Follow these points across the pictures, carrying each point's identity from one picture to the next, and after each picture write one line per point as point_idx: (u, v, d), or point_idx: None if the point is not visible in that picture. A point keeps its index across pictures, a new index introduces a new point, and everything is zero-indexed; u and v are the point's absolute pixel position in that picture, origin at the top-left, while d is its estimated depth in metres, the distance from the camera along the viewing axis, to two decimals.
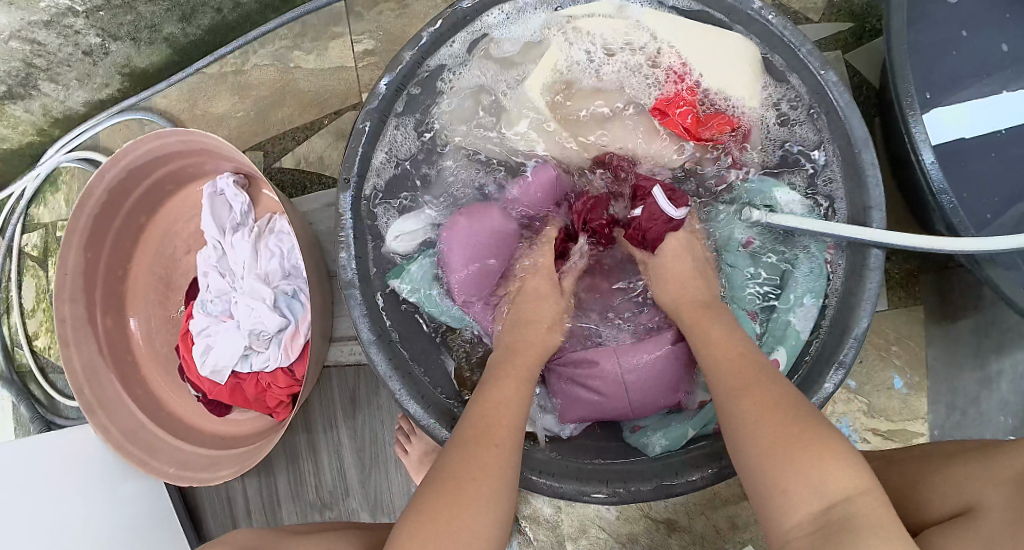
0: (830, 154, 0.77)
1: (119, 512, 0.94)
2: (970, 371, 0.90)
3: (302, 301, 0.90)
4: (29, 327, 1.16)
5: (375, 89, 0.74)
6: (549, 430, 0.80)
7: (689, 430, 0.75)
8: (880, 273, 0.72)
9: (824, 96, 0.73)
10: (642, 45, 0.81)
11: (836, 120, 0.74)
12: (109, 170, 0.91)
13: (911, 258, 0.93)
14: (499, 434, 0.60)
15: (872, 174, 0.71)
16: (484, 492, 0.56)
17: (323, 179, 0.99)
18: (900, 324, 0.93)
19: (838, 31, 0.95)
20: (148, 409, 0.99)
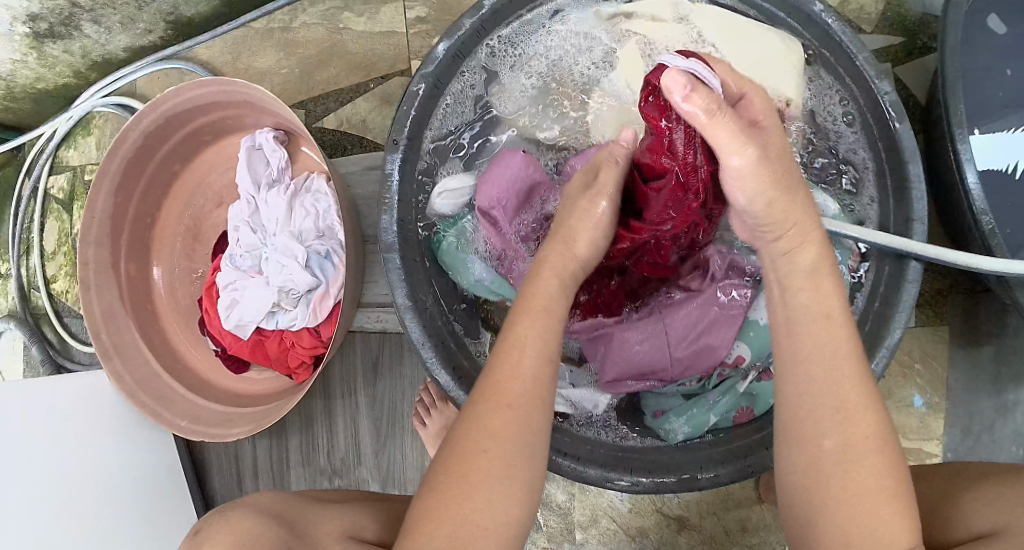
0: (874, 164, 0.75)
1: (126, 464, 0.93)
2: (987, 398, 0.89)
3: (335, 262, 0.89)
4: (48, 270, 1.15)
5: (432, 53, 0.73)
6: (574, 405, 0.76)
7: (711, 417, 0.73)
8: (919, 287, 0.69)
9: (879, 109, 0.71)
10: (699, 46, 0.79)
11: (884, 132, 0.71)
12: (150, 114, 0.90)
13: (943, 278, 0.91)
14: (516, 397, 0.54)
15: (916, 187, 0.69)
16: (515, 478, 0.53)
17: (363, 142, 0.98)
18: (927, 344, 0.92)
19: (889, 44, 0.94)
20: (163, 359, 0.97)
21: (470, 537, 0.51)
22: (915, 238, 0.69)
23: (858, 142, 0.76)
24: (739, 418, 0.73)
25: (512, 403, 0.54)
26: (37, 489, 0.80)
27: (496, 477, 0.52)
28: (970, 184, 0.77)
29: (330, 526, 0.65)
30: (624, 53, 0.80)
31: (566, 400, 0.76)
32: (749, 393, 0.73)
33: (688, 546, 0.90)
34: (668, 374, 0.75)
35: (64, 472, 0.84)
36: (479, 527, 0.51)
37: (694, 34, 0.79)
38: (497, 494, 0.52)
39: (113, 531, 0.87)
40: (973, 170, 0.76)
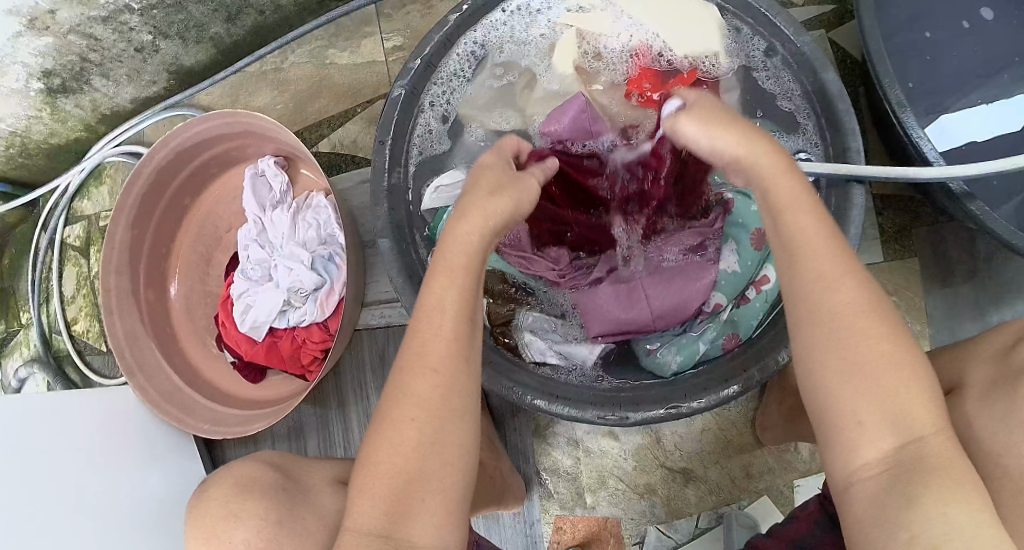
0: (811, 106, 0.82)
1: (155, 480, 0.97)
2: (971, 319, 0.97)
3: (338, 263, 0.96)
4: (68, 313, 1.23)
5: (408, 64, 0.83)
6: (567, 358, 0.83)
7: (700, 345, 0.79)
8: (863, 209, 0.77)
9: (801, 56, 0.81)
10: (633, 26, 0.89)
11: (812, 79, 0.81)
12: (162, 149, 1.00)
13: (904, 215, 1.00)
14: (436, 362, 0.56)
15: (847, 119, 0.78)
16: (441, 447, 0.55)
17: (357, 160, 1.08)
18: (899, 276, 1.00)
19: (822, 11, 1.06)
20: (184, 375, 1.04)
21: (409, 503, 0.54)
22: (854, 163, 0.78)
23: (794, 88, 0.84)
24: (727, 344, 0.79)
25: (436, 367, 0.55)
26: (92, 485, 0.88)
27: (426, 450, 0.55)
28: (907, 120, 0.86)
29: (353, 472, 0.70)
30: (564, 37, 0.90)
31: (562, 356, 0.83)
32: (731, 320, 0.80)
33: (696, 498, 0.96)
34: (650, 328, 0.82)
35: (108, 473, 0.91)
36: (416, 495, 0.54)
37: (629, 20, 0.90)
38: (439, 484, 0.55)
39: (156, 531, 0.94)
40: (906, 110, 0.86)
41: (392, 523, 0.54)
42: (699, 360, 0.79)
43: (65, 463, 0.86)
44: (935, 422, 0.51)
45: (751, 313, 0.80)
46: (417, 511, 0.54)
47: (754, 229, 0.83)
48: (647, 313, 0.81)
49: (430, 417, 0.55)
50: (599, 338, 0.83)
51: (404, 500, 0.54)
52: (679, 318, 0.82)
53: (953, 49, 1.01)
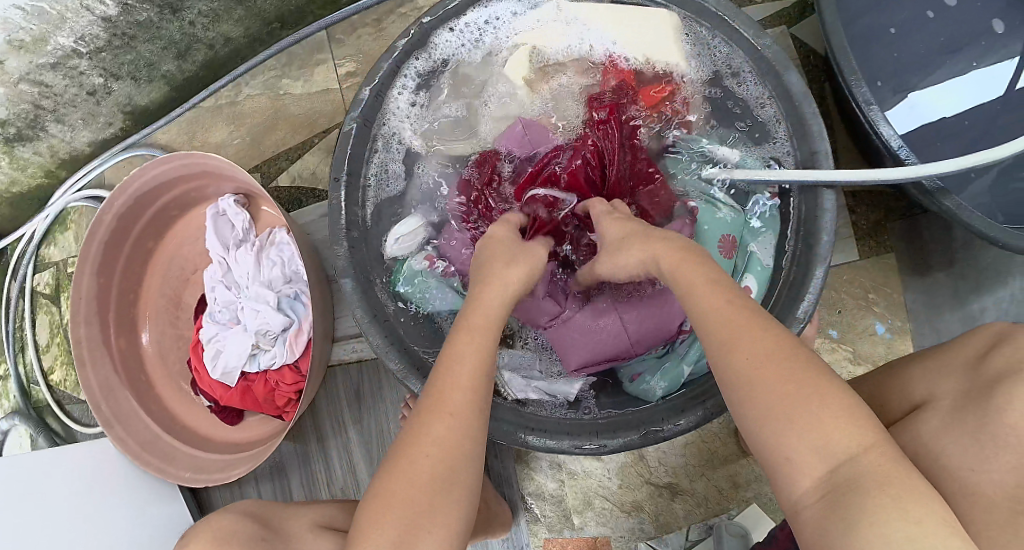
0: (774, 114, 0.81)
1: (138, 531, 0.96)
2: (951, 311, 0.97)
3: (304, 301, 0.95)
4: (44, 362, 1.21)
5: (358, 96, 0.81)
6: (550, 395, 0.80)
7: (684, 368, 0.78)
8: (833, 213, 0.76)
9: (762, 60, 0.79)
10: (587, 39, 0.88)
11: (775, 80, 0.79)
12: (120, 195, 0.98)
13: (878, 210, 1.00)
14: (455, 405, 0.58)
15: (813, 123, 0.77)
16: (452, 477, 0.56)
17: (318, 193, 1.05)
18: (876, 273, 1.00)
19: (782, 7, 1.03)
20: (162, 421, 1.03)
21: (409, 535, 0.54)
22: (822, 167, 0.77)
23: (757, 93, 0.82)
24: (710, 363, 0.77)
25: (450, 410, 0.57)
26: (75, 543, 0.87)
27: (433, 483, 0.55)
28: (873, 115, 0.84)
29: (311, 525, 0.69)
30: (515, 53, 0.88)
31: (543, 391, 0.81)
32: None
33: (684, 512, 0.95)
34: (631, 353, 0.80)
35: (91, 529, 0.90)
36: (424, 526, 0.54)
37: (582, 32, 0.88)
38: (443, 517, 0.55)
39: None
40: (873, 105, 0.84)
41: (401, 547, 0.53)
42: (684, 384, 0.78)
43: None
44: (869, 440, 0.53)
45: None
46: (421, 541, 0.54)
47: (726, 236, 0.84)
48: (625, 339, 0.79)
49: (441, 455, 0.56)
50: (578, 371, 0.80)
51: (413, 529, 0.54)
52: (661, 338, 0.80)
53: (920, 37, 0.98)
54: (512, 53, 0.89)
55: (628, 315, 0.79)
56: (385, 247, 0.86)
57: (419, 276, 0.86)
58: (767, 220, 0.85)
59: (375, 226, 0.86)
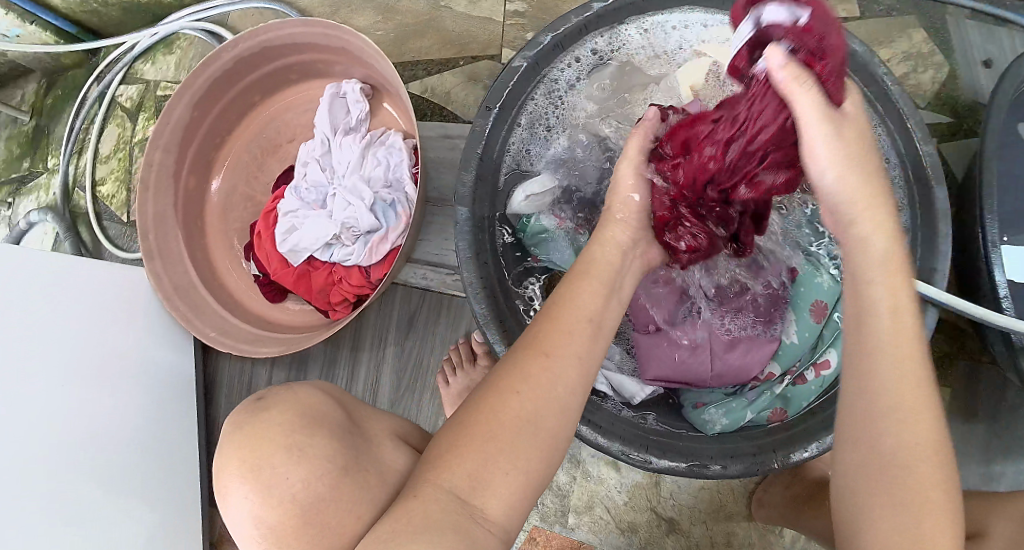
0: (907, 222, 0.79)
1: (138, 366, 0.94)
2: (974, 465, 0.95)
3: (398, 212, 0.91)
4: (98, 172, 1.17)
5: (537, 38, 0.79)
6: (616, 390, 0.82)
7: (748, 413, 0.78)
8: (930, 333, 0.72)
9: (920, 169, 0.76)
10: None
11: (923, 189, 0.76)
12: (247, 40, 0.95)
13: (951, 342, 0.96)
14: (557, 348, 0.56)
15: (944, 241, 0.75)
16: (538, 429, 0.53)
17: (444, 113, 1.01)
18: None
19: (938, 121, 0.99)
20: (202, 272, 1.00)
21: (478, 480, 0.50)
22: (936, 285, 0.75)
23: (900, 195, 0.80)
24: (774, 418, 0.77)
25: (553, 355, 0.56)
26: (87, 361, 0.86)
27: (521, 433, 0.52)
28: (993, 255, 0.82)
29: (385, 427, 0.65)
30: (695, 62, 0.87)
31: (615, 387, 0.82)
32: (783, 396, 0.79)
33: None
34: (705, 383, 0.82)
35: (102, 351, 0.88)
36: (491, 473, 0.51)
37: None
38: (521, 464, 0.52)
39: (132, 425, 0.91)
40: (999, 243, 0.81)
41: (470, 490, 0.50)
42: (745, 426, 0.77)
43: (66, 329, 0.83)
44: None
45: (804, 394, 0.78)
46: (486, 489, 0.50)
47: (818, 301, 0.82)
48: (708, 374, 0.81)
49: (536, 398, 0.54)
50: (651, 382, 0.82)
51: (486, 468, 0.51)
52: (735, 380, 0.81)
53: None
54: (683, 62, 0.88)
55: (718, 347, 0.82)
56: (509, 201, 0.86)
57: (537, 234, 0.88)
58: None
59: (503, 175, 0.84)
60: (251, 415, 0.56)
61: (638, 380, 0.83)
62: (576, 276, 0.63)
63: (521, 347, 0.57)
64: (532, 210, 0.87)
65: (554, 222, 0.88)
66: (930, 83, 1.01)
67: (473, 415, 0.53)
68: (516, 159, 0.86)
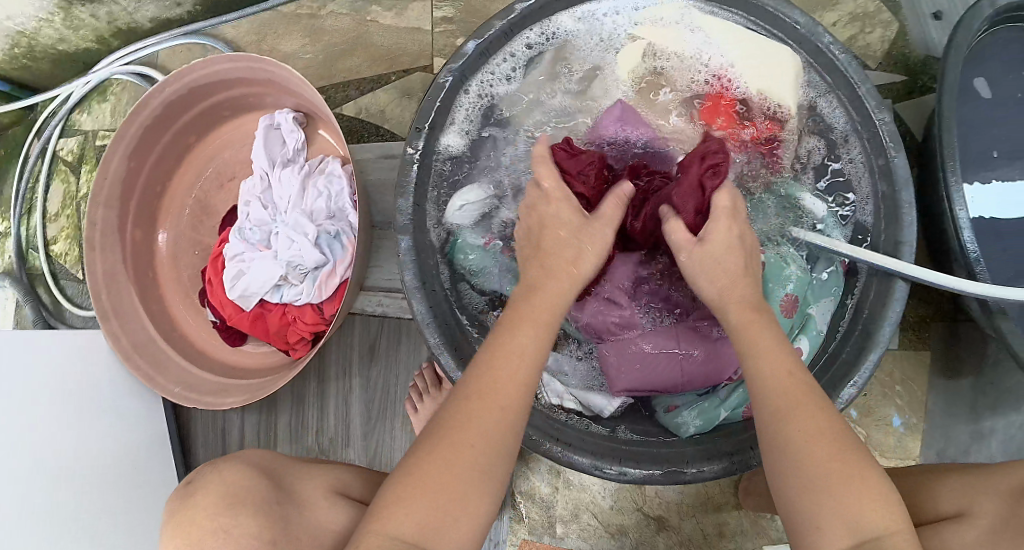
0: (870, 191, 0.78)
1: (109, 427, 0.93)
2: (963, 424, 0.93)
3: (344, 243, 0.89)
4: (49, 231, 1.15)
5: (461, 48, 0.76)
6: (584, 406, 0.81)
7: (721, 411, 0.76)
8: (902, 308, 0.73)
9: (875, 137, 0.75)
10: (702, 53, 0.84)
11: (880, 159, 0.75)
12: (172, 84, 0.92)
13: (927, 305, 0.96)
14: (498, 395, 0.56)
15: (908, 212, 0.73)
16: (485, 475, 0.54)
17: (381, 131, 0.98)
18: (908, 366, 0.96)
19: (892, 81, 0.97)
20: (161, 325, 0.99)
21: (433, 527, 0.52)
22: (903, 258, 0.73)
23: (860, 162, 0.78)
24: (748, 413, 0.77)
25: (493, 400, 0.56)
26: (52, 432, 0.85)
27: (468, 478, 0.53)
28: (959, 214, 0.79)
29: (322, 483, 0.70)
30: (631, 49, 0.84)
31: (581, 403, 0.81)
32: None
33: (665, 547, 0.93)
34: (679, 388, 0.78)
35: (68, 419, 0.87)
36: (446, 517, 0.52)
37: (700, 45, 0.84)
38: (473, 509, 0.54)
39: (114, 488, 0.90)
40: (963, 204, 0.78)
41: (421, 538, 0.52)
42: (718, 425, 0.76)
43: (26, 406, 0.82)
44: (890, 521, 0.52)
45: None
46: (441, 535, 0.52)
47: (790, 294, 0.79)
48: (679, 379, 0.78)
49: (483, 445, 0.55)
50: (621, 394, 0.80)
51: (438, 518, 0.52)
52: (708, 382, 0.78)
53: None
54: (623, 50, 0.85)
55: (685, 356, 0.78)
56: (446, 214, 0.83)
57: (477, 254, 0.83)
58: (833, 281, 0.81)
59: (438, 189, 0.82)
60: (181, 503, 0.62)
61: (604, 394, 0.81)
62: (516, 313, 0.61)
63: (475, 393, 0.56)
64: (464, 222, 0.83)
65: (479, 240, 0.84)
66: (880, 42, 0.98)
67: (419, 468, 0.54)
68: (453, 172, 0.83)
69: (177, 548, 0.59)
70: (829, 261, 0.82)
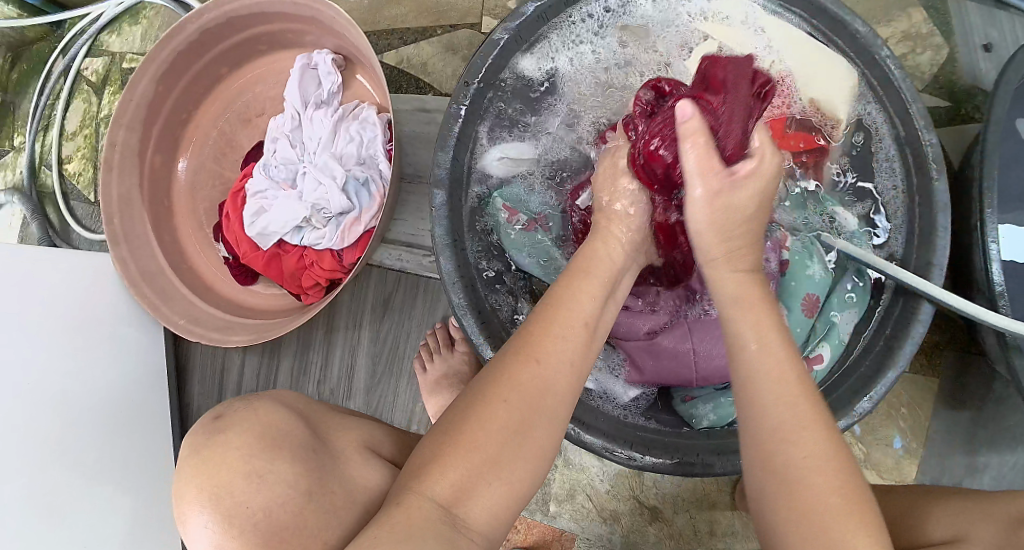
0: (903, 203, 0.77)
1: (107, 354, 0.90)
2: (960, 454, 0.93)
3: (372, 192, 0.87)
4: (64, 149, 1.13)
5: (520, 8, 0.75)
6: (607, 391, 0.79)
7: (737, 408, 0.75)
8: (926, 328, 0.72)
9: (920, 158, 0.74)
10: (765, 53, 0.82)
11: (920, 178, 0.74)
12: (212, 10, 0.90)
13: (941, 332, 0.95)
14: (549, 355, 0.53)
15: (942, 237, 0.72)
16: (528, 436, 0.51)
17: (420, 84, 0.96)
18: (915, 389, 0.95)
19: (935, 105, 0.96)
20: (171, 256, 0.96)
21: (466, 490, 0.49)
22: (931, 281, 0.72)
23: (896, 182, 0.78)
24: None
25: (543, 361, 0.53)
26: (51, 351, 0.82)
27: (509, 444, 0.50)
28: (992, 246, 0.77)
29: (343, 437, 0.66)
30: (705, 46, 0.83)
31: (597, 385, 0.79)
32: None
33: (655, 538, 0.92)
34: (698, 380, 0.76)
35: (67, 341, 0.85)
36: (480, 484, 0.49)
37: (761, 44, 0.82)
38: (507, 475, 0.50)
39: (104, 415, 0.88)
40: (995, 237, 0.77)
41: (453, 499, 0.48)
42: (733, 423, 0.75)
43: (28, 319, 0.80)
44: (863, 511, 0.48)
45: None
46: (473, 498, 0.49)
47: (808, 294, 0.80)
48: (691, 371, 0.76)
49: (527, 406, 0.51)
50: (637, 382, 0.79)
51: (475, 478, 0.49)
52: (726, 377, 0.76)
53: None
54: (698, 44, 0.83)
55: (703, 346, 0.75)
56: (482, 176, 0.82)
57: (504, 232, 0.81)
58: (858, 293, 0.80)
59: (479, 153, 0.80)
60: (205, 438, 0.53)
61: (621, 380, 0.79)
62: (575, 275, 0.59)
63: (513, 350, 0.54)
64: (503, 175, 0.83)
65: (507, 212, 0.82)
66: (930, 64, 0.97)
67: (456, 427, 0.51)
68: (494, 136, 0.81)
69: (195, 491, 0.51)
70: (858, 271, 0.81)
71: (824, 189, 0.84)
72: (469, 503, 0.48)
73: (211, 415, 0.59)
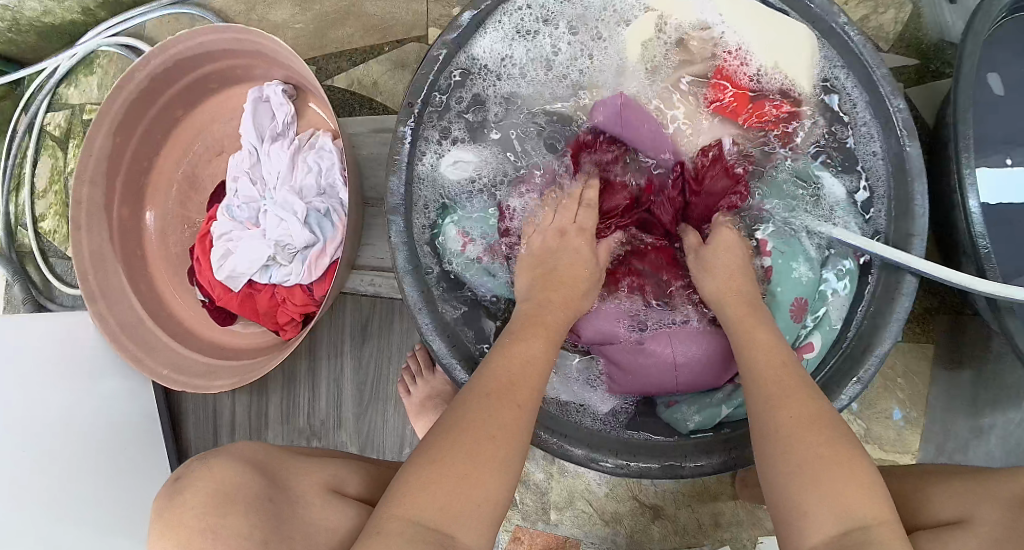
0: (885, 168, 0.74)
1: (98, 410, 0.91)
2: (963, 418, 0.91)
3: (334, 222, 0.87)
4: (37, 208, 1.13)
5: (455, 20, 0.73)
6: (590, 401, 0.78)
7: (723, 409, 0.74)
8: (910, 301, 0.69)
9: (889, 123, 0.71)
10: (713, 28, 0.79)
11: (894, 146, 0.71)
12: (156, 55, 0.89)
13: (932, 297, 0.92)
14: (525, 387, 0.59)
15: (920, 205, 0.70)
16: (507, 458, 0.54)
17: (373, 105, 0.95)
18: (910, 358, 0.93)
19: (905, 65, 0.93)
20: (149, 306, 0.97)
21: (454, 510, 0.51)
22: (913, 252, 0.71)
23: (871, 148, 0.75)
24: None
25: (519, 393, 0.58)
26: (41, 415, 0.83)
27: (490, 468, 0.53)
28: (971, 205, 0.75)
29: (316, 481, 0.67)
30: (643, 22, 0.80)
31: (579, 397, 0.78)
32: None
33: (660, 536, 0.91)
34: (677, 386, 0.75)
35: (57, 403, 0.85)
36: (466, 501, 0.51)
37: (710, 18, 0.79)
38: (489, 493, 0.52)
39: (103, 471, 0.88)
40: (975, 193, 0.74)
41: (441, 519, 0.50)
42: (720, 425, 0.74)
43: (14, 388, 0.81)
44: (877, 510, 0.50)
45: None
46: (460, 518, 0.51)
47: (797, 297, 0.76)
48: (673, 383, 0.75)
49: (505, 430, 0.55)
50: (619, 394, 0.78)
51: (461, 501, 0.51)
52: (706, 381, 0.75)
53: None
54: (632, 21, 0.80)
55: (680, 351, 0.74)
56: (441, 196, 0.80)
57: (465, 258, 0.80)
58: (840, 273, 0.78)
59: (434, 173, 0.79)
60: (169, 500, 0.57)
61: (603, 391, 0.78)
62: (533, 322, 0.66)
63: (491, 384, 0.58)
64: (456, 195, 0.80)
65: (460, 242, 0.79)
66: (893, 23, 0.93)
67: (438, 451, 0.54)
68: (448, 153, 0.80)
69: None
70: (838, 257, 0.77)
71: (800, 161, 0.79)
72: (457, 522, 0.51)
73: (185, 475, 0.59)
